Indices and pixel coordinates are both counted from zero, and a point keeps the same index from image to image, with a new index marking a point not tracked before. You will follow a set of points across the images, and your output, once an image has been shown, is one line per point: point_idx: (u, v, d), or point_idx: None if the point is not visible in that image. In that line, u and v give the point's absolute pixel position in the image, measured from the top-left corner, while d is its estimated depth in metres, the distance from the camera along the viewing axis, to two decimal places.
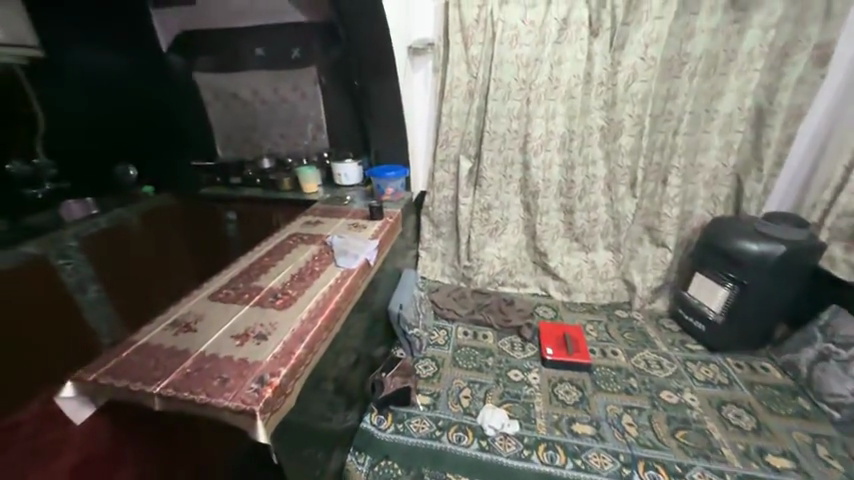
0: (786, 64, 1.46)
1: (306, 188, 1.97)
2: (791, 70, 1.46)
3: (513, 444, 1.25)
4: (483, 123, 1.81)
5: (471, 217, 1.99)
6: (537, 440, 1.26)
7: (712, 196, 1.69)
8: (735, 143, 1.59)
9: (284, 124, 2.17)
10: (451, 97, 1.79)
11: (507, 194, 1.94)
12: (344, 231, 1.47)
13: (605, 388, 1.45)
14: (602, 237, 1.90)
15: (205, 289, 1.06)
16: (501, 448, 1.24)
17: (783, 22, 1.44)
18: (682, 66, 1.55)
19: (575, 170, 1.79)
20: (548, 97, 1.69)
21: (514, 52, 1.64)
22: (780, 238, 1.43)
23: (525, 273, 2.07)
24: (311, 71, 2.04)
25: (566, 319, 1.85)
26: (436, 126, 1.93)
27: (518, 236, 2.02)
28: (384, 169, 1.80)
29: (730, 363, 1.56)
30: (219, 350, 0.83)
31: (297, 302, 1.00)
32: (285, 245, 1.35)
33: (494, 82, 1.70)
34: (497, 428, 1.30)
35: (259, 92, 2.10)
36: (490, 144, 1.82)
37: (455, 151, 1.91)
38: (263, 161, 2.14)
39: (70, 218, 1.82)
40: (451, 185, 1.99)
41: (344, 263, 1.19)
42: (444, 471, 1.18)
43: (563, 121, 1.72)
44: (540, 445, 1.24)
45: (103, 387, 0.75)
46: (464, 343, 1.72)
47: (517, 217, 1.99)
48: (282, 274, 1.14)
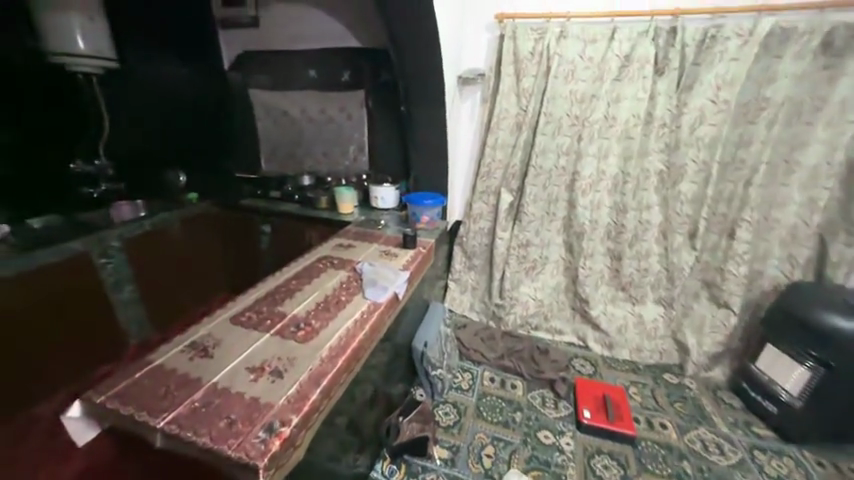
0: None
1: (341, 209, 1.94)
2: None
3: None
4: (529, 157, 1.73)
5: (507, 252, 1.88)
6: None
7: (789, 256, 1.48)
8: (821, 201, 1.40)
9: (327, 143, 2.19)
10: (497, 129, 1.73)
11: (549, 231, 1.82)
12: (375, 257, 1.41)
13: (651, 469, 1.25)
14: (653, 289, 1.72)
15: (227, 310, 1.02)
16: None
17: None
18: (759, 112, 1.40)
19: (627, 214, 1.65)
20: (602, 135, 1.59)
21: (569, 87, 1.57)
22: None
23: (561, 319, 1.91)
24: (360, 94, 2.06)
25: (606, 378, 1.65)
26: (478, 156, 1.87)
27: (557, 277, 1.88)
28: (422, 196, 1.75)
29: (809, 459, 1.31)
30: (232, 384, 0.77)
31: (318, 336, 0.93)
32: (314, 268, 1.31)
33: (545, 116, 1.62)
34: None
35: (307, 111, 2.15)
36: (535, 179, 1.73)
37: (496, 183, 1.83)
38: (302, 178, 2.17)
39: (119, 219, 1.85)
40: (489, 217, 1.90)
41: (372, 295, 1.12)
42: None
43: (617, 161, 1.61)
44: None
45: (108, 412, 0.71)
46: (489, 391, 1.58)
47: (558, 258, 1.86)
48: (307, 302, 1.08)
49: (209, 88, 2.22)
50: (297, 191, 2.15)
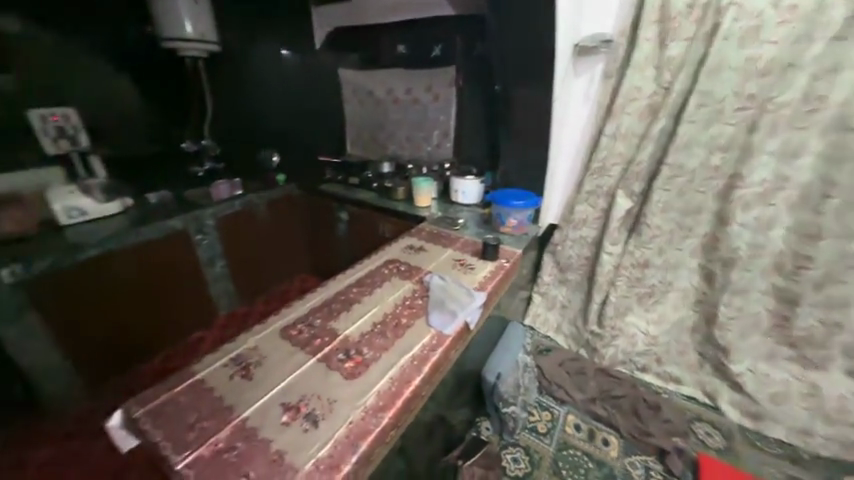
0: None
1: (418, 201, 1.76)
2: None
3: None
4: (664, 152, 1.29)
5: (615, 271, 1.50)
6: None
7: None
8: None
9: (412, 127, 2.03)
10: (621, 113, 1.30)
11: (679, 252, 1.39)
12: (448, 268, 1.20)
13: None
14: (845, 355, 1.19)
15: (282, 318, 0.94)
16: None
17: None
18: None
19: (819, 243, 1.14)
20: (794, 124, 1.09)
21: (745, 53, 1.09)
22: None
23: (680, 365, 1.49)
24: (450, 70, 1.81)
25: (746, 464, 1.22)
26: (592, 149, 1.44)
27: (682, 311, 1.46)
28: (511, 194, 1.45)
29: None
30: (260, 426, 0.65)
31: (367, 374, 0.77)
32: (379, 273, 1.15)
33: (698, 96, 1.17)
34: None
35: (393, 91, 2.02)
36: (668, 183, 1.31)
37: (610, 183, 1.43)
38: (383, 164, 2.04)
39: (216, 198, 1.89)
40: (595, 224, 1.53)
41: (437, 324, 0.91)
42: None
43: (813, 166, 1.10)
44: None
45: (140, 433, 0.65)
46: (573, 443, 1.29)
47: (689, 286, 1.43)
48: (363, 322, 0.92)
49: (303, 68, 2.23)
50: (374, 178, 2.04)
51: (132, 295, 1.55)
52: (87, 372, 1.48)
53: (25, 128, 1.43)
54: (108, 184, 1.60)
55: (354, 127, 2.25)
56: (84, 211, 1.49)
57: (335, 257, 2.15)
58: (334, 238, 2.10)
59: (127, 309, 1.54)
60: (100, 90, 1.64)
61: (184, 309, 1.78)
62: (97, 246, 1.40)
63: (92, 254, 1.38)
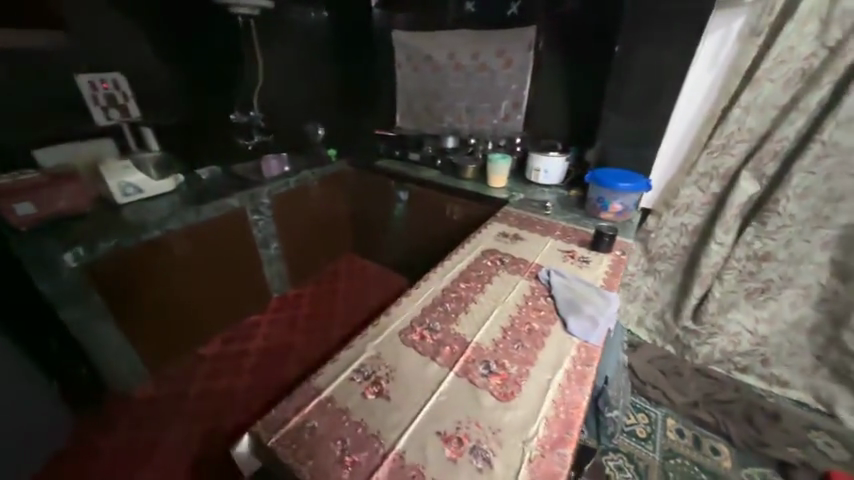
0: None
1: (492, 181, 1.58)
2: None
3: None
4: (816, 128, 1.11)
5: (724, 266, 1.35)
6: None
7: None
8: None
9: (476, 97, 1.79)
10: (766, 80, 1.11)
11: (807, 244, 1.22)
12: (557, 261, 1.05)
13: None
14: None
15: (393, 320, 0.81)
16: None
17: None
18: None
19: None
20: None
21: None
22: None
23: (787, 366, 1.36)
24: (529, 32, 1.57)
25: None
26: (713, 123, 1.24)
27: (800, 310, 1.30)
28: (614, 174, 1.27)
29: None
30: (425, 463, 0.54)
31: (522, 396, 0.64)
32: (481, 265, 1.02)
33: None
34: None
35: (455, 57, 1.77)
36: (814, 164, 1.13)
37: (732, 163, 1.25)
38: (446, 139, 1.85)
39: (269, 175, 1.79)
40: (701, 210, 1.35)
41: (578, 331, 0.78)
42: None
43: None
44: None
45: (282, 468, 0.54)
46: (679, 451, 1.19)
47: (814, 283, 1.26)
48: (489, 326, 0.80)
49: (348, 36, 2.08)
50: (436, 154, 1.86)
51: (192, 280, 1.45)
52: (148, 356, 1.41)
53: (75, 96, 1.29)
54: (160, 157, 1.49)
55: (405, 96, 2.00)
56: (139, 186, 1.38)
57: (392, 237, 2.03)
58: (391, 218, 1.96)
59: (187, 295, 1.46)
60: (150, 52, 1.44)
61: (239, 292, 1.70)
62: (158, 227, 1.29)
63: (153, 235, 1.27)
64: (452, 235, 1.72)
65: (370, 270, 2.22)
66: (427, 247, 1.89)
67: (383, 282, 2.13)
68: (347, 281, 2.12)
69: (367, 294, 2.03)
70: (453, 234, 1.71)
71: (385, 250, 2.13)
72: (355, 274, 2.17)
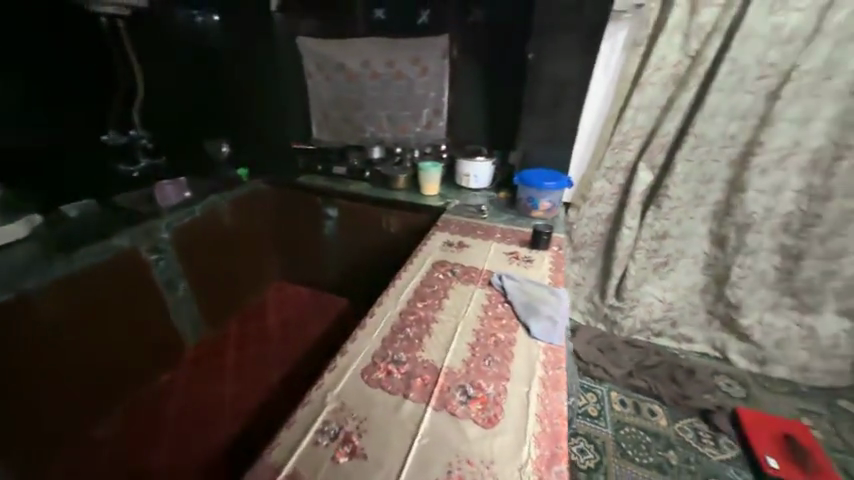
0: None
1: (425, 190, 1.56)
2: None
3: None
4: (689, 123, 1.32)
5: (634, 247, 1.53)
6: None
7: None
8: None
9: (396, 105, 1.75)
10: (648, 83, 1.30)
11: (692, 220, 1.45)
12: (503, 264, 1.06)
13: None
14: (838, 298, 1.35)
15: (353, 361, 0.72)
16: None
17: None
18: None
19: (828, 203, 1.26)
20: (810, 92, 1.17)
21: (774, 20, 1.13)
22: None
23: (691, 325, 1.58)
24: (442, 40, 1.60)
25: (767, 406, 1.36)
26: (611, 122, 1.40)
27: (694, 276, 1.54)
28: (539, 173, 1.35)
29: None
30: None
31: (506, 416, 0.61)
32: (433, 280, 0.97)
33: (729, 63, 1.20)
34: None
35: (370, 65, 1.71)
36: (690, 153, 1.34)
37: (630, 157, 1.43)
38: (371, 149, 1.77)
39: (165, 204, 1.53)
40: (611, 200, 1.52)
41: (541, 334, 0.79)
42: None
43: (825, 129, 1.20)
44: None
45: None
46: (626, 421, 1.30)
47: (701, 252, 1.50)
48: (456, 346, 0.76)
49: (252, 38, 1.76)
50: (363, 166, 1.77)
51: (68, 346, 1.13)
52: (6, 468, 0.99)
53: None
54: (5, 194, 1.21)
55: (319, 106, 1.84)
56: None
57: (322, 255, 1.85)
58: (320, 236, 1.80)
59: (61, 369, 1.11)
60: None
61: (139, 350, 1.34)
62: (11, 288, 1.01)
63: (0, 299, 0.98)
64: (391, 248, 1.65)
65: (296, 293, 1.92)
66: (363, 264, 1.76)
67: (316, 301, 1.85)
68: (272, 312, 1.81)
69: (298, 319, 1.74)
70: (392, 246, 1.64)
71: (314, 273, 1.92)
72: (279, 303, 1.87)
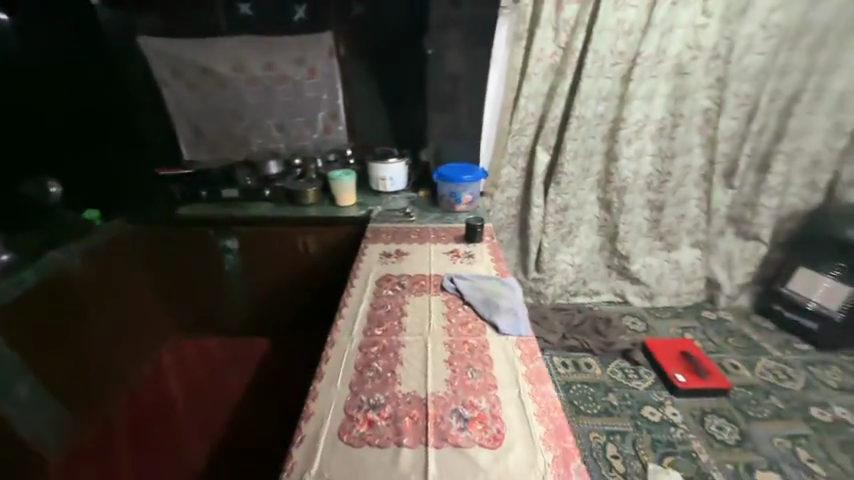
0: None
1: (343, 200, 1.43)
2: None
3: None
4: (570, 107, 1.49)
5: (544, 222, 1.68)
6: None
7: (809, 182, 1.59)
8: (845, 126, 1.49)
9: (286, 111, 1.56)
10: (532, 74, 1.42)
11: (583, 190, 1.66)
12: (448, 264, 1.03)
13: (755, 416, 1.29)
14: (689, 234, 1.71)
15: (325, 421, 0.60)
16: None
17: None
18: (799, 38, 1.41)
19: (674, 161, 1.57)
20: (651, 73, 1.43)
21: (618, 15, 1.35)
22: None
23: (597, 280, 1.82)
24: (326, 38, 1.47)
25: (662, 331, 1.66)
26: (508, 111, 1.49)
27: (592, 238, 1.76)
28: (455, 168, 1.36)
29: (846, 361, 1.48)
30: None
31: (509, 428, 0.58)
32: (382, 298, 0.89)
33: (592, 53, 1.38)
34: None
35: (244, 68, 1.47)
36: (574, 133, 1.52)
37: (527, 141, 1.56)
38: (266, 165, 1.50)
39: None
40: (518, 184, 1.64)
41: (508, 328, 0.78)
42: None
43: (665, 102, 1.49)
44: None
45: None
46: (571, 379, 1.44)
47: (594, 216, 1.72)
48: (434, 367, 0.69)
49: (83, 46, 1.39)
50: (259, 186, 1.50)
51: None
52: None
53: None
54: None
55: (186, 120, 1.52)
56: None
57: (227, 296, 1.54)
58: (221, 274, 1.51)
59: None
60: None
61: None
62: None
63: None
64: (313, 271, 1.47)
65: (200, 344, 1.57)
66: (280, 295, 1.52)
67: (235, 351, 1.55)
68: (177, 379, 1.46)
69: (221, 385, 1.46)
70: (313, 268, 1.46)
71: (220, 319, 1.60)
72: (184, 363, 1.52)
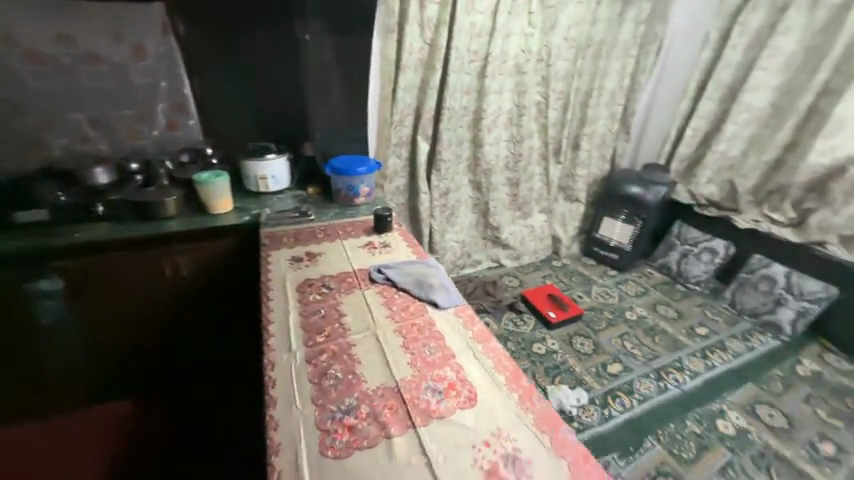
0: (644, 52, 2.01)
1: (218, 207, 1.20)
2: (645, 57, 2.02)
3: (594, 411, 1.36)
4: (441, 100, 1.64)
5: (431, 206, 1.82)
6: (603, 395, 1.42)
7: (602, 156, 2.20)
8: (616, 114, 2.11)
9: (102, 102, 1.23)
10: (406, 67, 1.49)
11: (458, 175, 1.86)
12: (367, 256, 1.03)
13: (599, 328, 1.76)
14: (537, 203, 2.14)
15: (299, 445, 0.54)
16: (590, 419, 1.34)
17: (642, 23, 1.94)
18: (588, 49, 1.89)
19: (522, 144, 1.92)
20: (499, 71, 1.69)
21: (470, 19, 1.53)
22: (658, 181, 2.05)
23: (478, 251, 2.10)
24: (154, 11, 1.19)
25: (531, 282, 2.05)
26: (386, 103, 1.55)
27: (470, 216, 2.01)
28: (347, 160, 1.33)
29: (637, 276, 2.14)
30: None
31: (477, 386, 0.65)
32: (311, 303, 0.82)
33: (454, 51, 1.55)
34: (575, 404, 1.38)
35: (21, 40, 1.09)
36: (447, 123, 1.68)
37: (408, 132, 1.64)
38: (92, 173, 1.15)
39: None
40: (403, 172, 1.73)
41: (447, 302, 0.85)
42: (687, 429, 1.31)
43: (511, 96, 1.79)
44: (609, 398, 1.41)
45: None
46: None
47: (469, 197, 1.96)
48: (393, 356, 0.70)
49: None
50: (80, 202, 1.10)
51: None
52: None
53: None
54: None
55: None
56: None
57: (58, 360, 1.12)
58: (41, 333, 1.08)
59: None
60: None
61: None
62: None
63: None
64: (192, 297, 1.21)
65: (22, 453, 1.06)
66: (148, 336, 1.21)
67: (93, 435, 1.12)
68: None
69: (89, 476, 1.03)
70: (192, 295, 1.21)
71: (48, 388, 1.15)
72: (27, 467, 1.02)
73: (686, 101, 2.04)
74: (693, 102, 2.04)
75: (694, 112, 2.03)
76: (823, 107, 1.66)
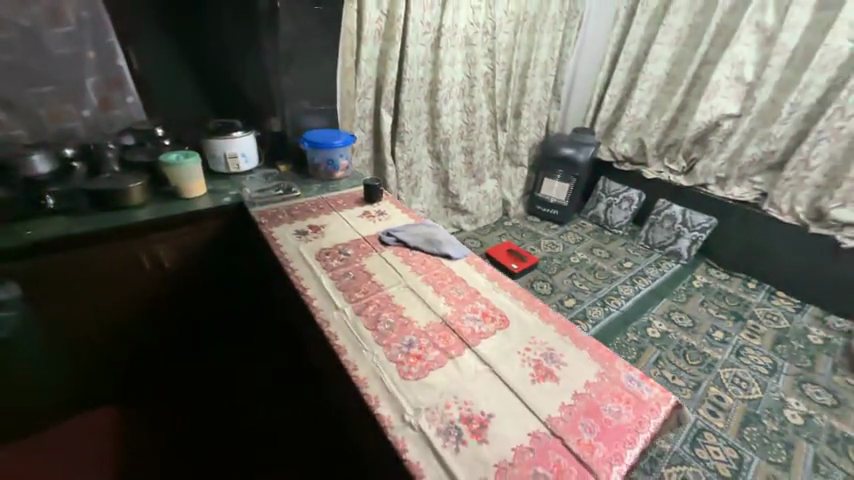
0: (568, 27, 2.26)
1: (191, 189, 1.12)
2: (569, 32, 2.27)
3: None
4: (400, 73, 1.68)
5: (397, 177, 1.89)
6: None
7: (539, 123, 2.45)
8: (549, 84, 2.35)
9: (12, 77, 1.03)
10: (366, 38, 1.50)
11: (419, 146, 1.94)
12: (368, 223, 1.08)
13: (551, 272, 2.05)
14: (489, 169, 2.33)
15: (384, 376, 0.62)
16: None
17: None
18: (524, 22, 2.06)
19: (474, 114, 2.06)
20: (450, 43, 1.77)
21: None
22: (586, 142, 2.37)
23: (440, 219, 2.24)
24: None
25: (489, 241, 2.27)
26: (349, 76, 1.54)
27: (431, 186, 2.12)
28: (322, 134, 1.32)
29: (574, 227, 2.49)
30: (554, 399, 0.61)
31: (506, 311, 0.78)
32: (337, 268, 0.87)
33: (410, 22, 1.59)
34: None
35: None
36: (407, 95, 1.73)
37: (370, 104, 1.66)
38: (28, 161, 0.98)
39: None
40: (368, 145, 1.76)
41: (457, 252, 0.96)
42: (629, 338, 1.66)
43: (462, 68, 1.90)
44: None
45: None
46: None
47: (429, 167, 2.06)
48: (429, 300, 0.80)
49: None
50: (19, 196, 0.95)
51: None
52: None
53: None
54: None
55: None
56: None
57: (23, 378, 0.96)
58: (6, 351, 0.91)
59: None
60: None
61: None
62: None
63: None
64: (176, 288, 1.15)
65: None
66: (129, 333, 1.12)
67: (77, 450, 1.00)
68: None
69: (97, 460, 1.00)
70: (177, 285, 1.15)
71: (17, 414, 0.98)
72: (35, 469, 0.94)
73: (603, 71, 2.36)
74: (609, 72, 2.37)
75: (609, 81, 2.36)
76: (703, 75, 2.07)
